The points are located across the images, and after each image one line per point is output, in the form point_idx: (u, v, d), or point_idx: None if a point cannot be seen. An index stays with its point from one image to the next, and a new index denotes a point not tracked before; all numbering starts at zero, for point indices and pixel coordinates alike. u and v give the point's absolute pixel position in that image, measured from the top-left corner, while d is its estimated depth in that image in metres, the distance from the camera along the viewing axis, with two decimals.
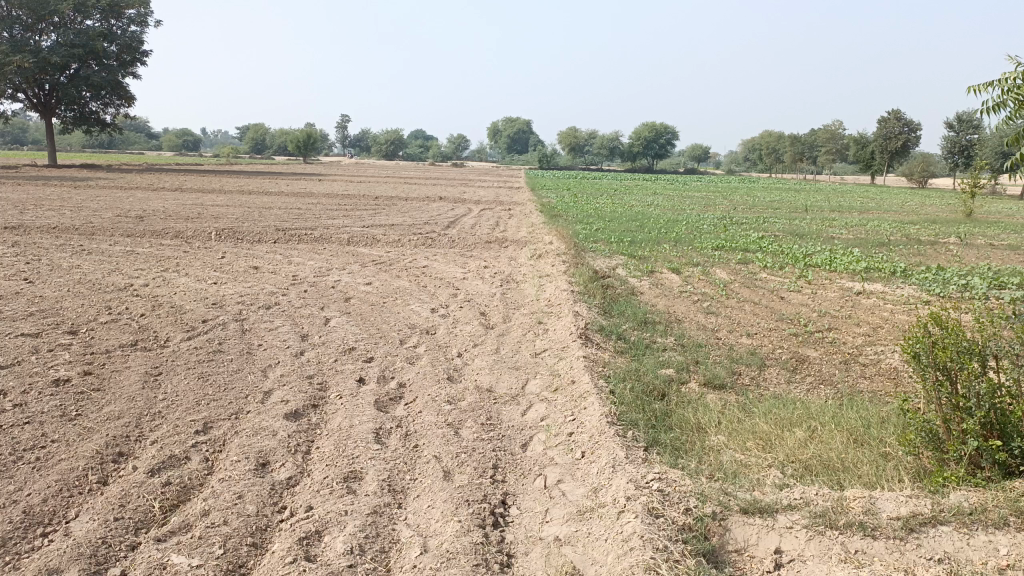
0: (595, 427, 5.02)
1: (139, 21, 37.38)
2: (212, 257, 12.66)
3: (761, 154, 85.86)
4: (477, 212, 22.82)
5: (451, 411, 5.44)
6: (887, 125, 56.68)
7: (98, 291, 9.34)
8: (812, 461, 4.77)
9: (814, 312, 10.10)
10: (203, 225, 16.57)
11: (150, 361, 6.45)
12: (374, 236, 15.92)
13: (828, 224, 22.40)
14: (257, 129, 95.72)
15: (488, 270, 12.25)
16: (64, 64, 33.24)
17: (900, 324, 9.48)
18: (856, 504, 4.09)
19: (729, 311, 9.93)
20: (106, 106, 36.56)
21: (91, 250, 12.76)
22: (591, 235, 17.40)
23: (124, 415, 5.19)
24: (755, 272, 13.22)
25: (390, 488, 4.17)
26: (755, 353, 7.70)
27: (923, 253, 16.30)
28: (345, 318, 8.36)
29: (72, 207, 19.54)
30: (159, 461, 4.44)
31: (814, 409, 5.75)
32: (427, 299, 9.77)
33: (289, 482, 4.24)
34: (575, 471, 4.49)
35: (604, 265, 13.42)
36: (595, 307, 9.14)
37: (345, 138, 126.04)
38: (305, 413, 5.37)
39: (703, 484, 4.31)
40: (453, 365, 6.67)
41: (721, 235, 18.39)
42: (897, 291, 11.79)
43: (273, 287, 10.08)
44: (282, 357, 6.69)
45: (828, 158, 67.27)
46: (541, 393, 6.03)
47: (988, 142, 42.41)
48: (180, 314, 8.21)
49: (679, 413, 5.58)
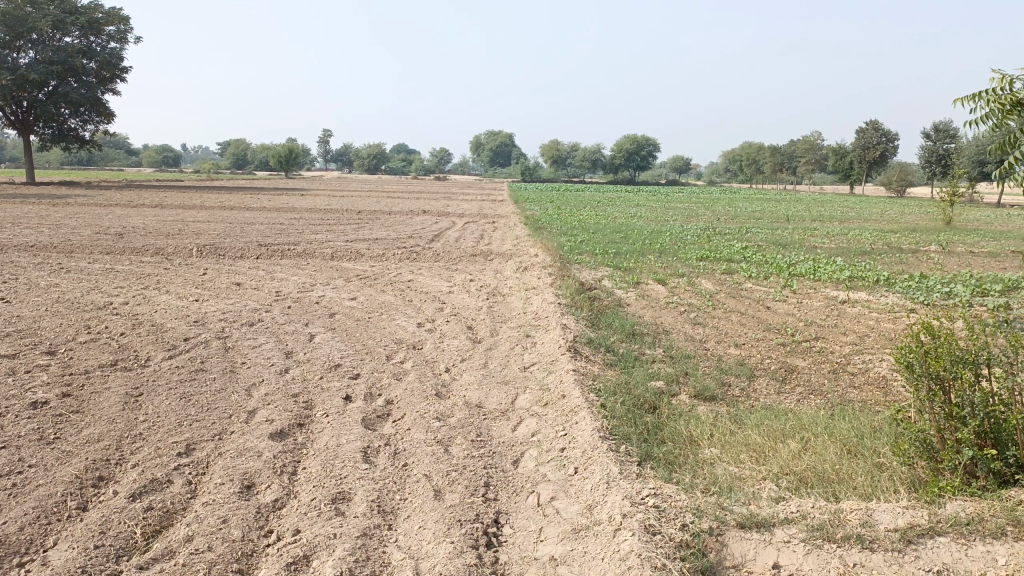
0: (588, 442, 4.95)
1: (118, 38, 37.18)
2: (193, 274, 12.50)
3: (742, 165, 86.55)
4: (461, 225, 22.77)
5: (440, 428, 5.35)
6: (865, 135, 57.33)
7: (77, 310, 9.16)
8: (806, 473, 4.72)
9: (800, 322, 10.11)
10: (184, 242, 16.38)
11: (131, 381, 6.31)
12: (358, 251, 15.81)
13: (811, 233, 22.56)
14: (238, 144, 95.40)
15: (473, 284, 12.18)
16: (42, 81, 32.96)
17: (886, 332, 9.50)
18: (853, 516, 4.04)
19: (716, 322, 9.91)
20: (85, 123, 36.24)
21: (70, 269, 12.56)
22: (575, 247, 17.38)
23: (104, 437, 5.05)
24: (740, 282, 13.25)
25: (379, 509, 4.07)
26: (744, 364, 7.67)
27: (905, 261, 16.42)
28: (330, 334, 8.25)
29: (50, 224, 19.29)
30: (141, 485, 4.32)
31: (806, 419, 5.71)
32: (413, 313, 9.68)
33: (275, 504, 4.13)
34: (568, 488, 4.42)
35: (590, 276, 13.40)
36: (582, 319, 9.09)
37: (327, 152, 125.76)
38: (291, 432, 5.26)
39: (698, 498, 4.24)
40: (441, 380, 6.59)
41: (705, 246, 18.45)
42: (881, 299, 11.83)
43: (256, 304, 9.95)
44: (266, 375, 6.58)
45: (807, 168, 67.92)
46: (531, 408, 5.95)
47: (965, 151, 42.99)
48: (162, 333, 8.07)
49: (671, 425, 5.52)
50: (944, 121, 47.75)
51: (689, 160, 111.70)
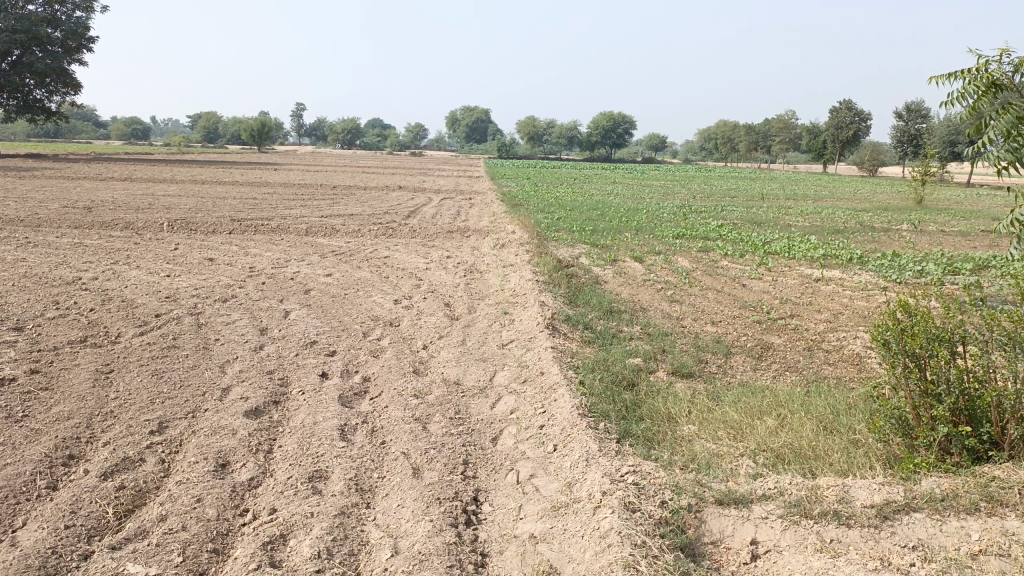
0: (567, 419, 4.93)
1: (84, 6, 36.22)
2: (164, 249, 12.27)
3: (717, 143, 86.79)
4: (437, 201, 22.59)
5: (418, 405, 5.31)
6: (839, 114, 57.62)
7: (45, 285, 8.96)
8: (783, 450, 4.75)
9: (775, 299, 10.17)
10: (155, 216, 16.08)
11: (101, 358, 6.18)
12: (333, 226, 15.61)
13: (785, 212, 22.71)
14: (210, 117, 93.83)
15: (450, 260, 12.10)
16: (5, 50, 32.03)
17: (860, 310, 9.59)
18: (830, 492, 4.06)
19: (692, 299, 9.94)
20: (51, 94, 35.33)
21: (36, 243, 12.27)
22: (552, 224, 17.32)
23: (74, 415, 4.94)
24: (716, 260, 13.29)
25: (357, 487, 4.03)
26: (721, 341, 7.70)
27: (878, 240, 16.58)
28: (305, 310, 8.15)
29: (16, 197, 18.84)
30: (112, 463, 4.23)
31: (783, 396, 5.74)
32: (390, 290, 9.59)
33: (251, 483, 4.07)
34: (547, 465, 4.40)
35: (567, 254, 13.37)
36: (560, 296, 9.06)
37: (301, 126, 124.03)
38: (266, 410, 5.18)
39: (677, 475, 4.25)
40: (419, 357, 6.53)
41: (682, 224, 18.48)
42: (855, 277, 11.94)
43: (229, 280, 9.80)
44: (240, 352, 6.47)
45: (782, 147, 68.26)
46: (509, 385, 5.92)
47: (937, 131, 43.41)
48: (133, 309, 7.91)
49: (649, 402, 5.53)
50: (917, 101, 48.15)
51: (665, 137, 111.72)
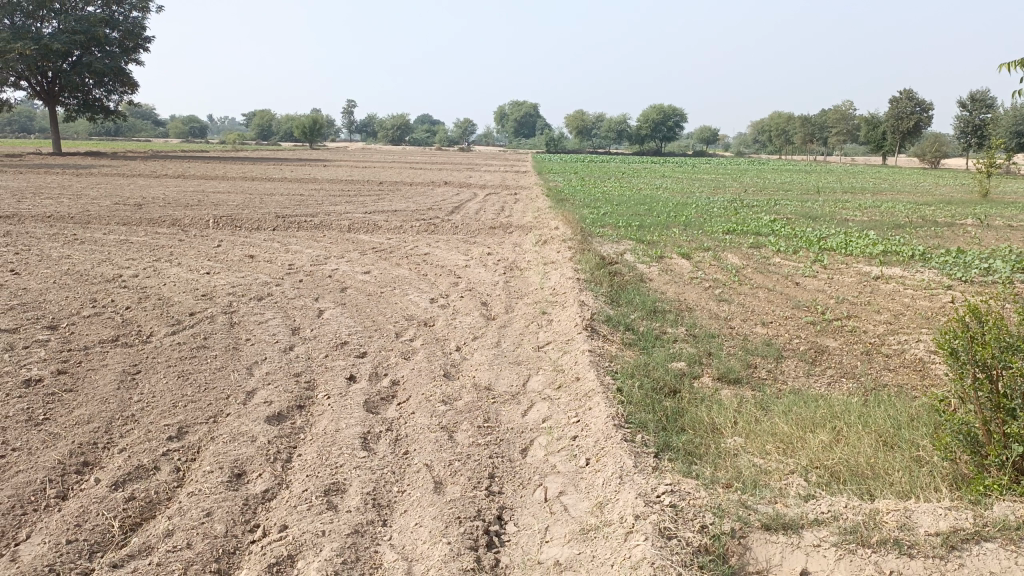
0: (601, 431, 4.62)
1: (141, 8, 36.95)
2: (207, 245, 12.29)
3: (771, 136, 84.87)
4: (482, 197, 22.36)
5: (446, 412, 5.06)
6: (898, 105, 55.56)
7: (85, 282, 8.98)
8: (838, 468, 4.37)
9: (831, 298, 9.66)
10: (201, 213, 16.17)
11: (129, 359, 6.07)
12: (375, 222, 15.50)
13: (841, 206, 21.90)
14: (263, 115, 95.49)
15: (491, 257, 11.85)
16: (66, 51, 32.83)
17: (923, 310, 9.04)
18: (890, 517, 3.69)
19: (742, 299, 9.48)
20: (109, 93, 36.11)
21: (83, 240, 12.39)
22: (598, 220, 16.94)
23: (94, 419, 4.82)
24: (769, 257, 12.77)
25: (375, 503, 3.79)
26: (772, 344, 7.27)
27: (941, 236, 15.79)
28: (339, 309, 7.97)
29: (71, 195, 19.21)
30: (125, 473, 4.07)
31: (839, 407, 5.32)
32: (427, 288, 9.38)
33: (264, 495, 3.87)
34: (578, 482, 4.11)
35: (612, 250, 13.00)
36: (602, 295, 8.72)
37: (352, 123, 125.26)
38: (289, 415, 4.99)
39: (720, 495, 3.88)
40: (451, 360, 6.29)
41: (732, 219, 17.92)
42: (916, 275, 11.33)
43: (267, 277, 9.70)
44: (269, 353, 6.31)
45: (838, 139, 66.45)
46: (543, 391, 5.63)
47: (1002, 121, 41.48)
48: (167, 307, 7.83)
49: (692, 412, 5.18)
50: (981, 91, 46.28)
51: (716, 130, 109.86)
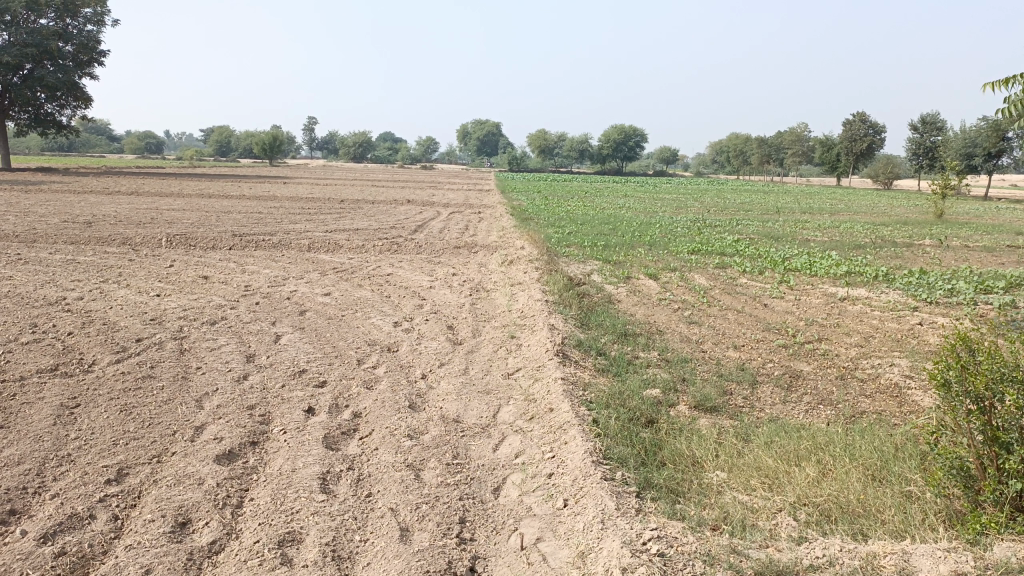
0: (579, 468, 4.35)
1: (96, 21, 36.11)
2: (159, 266, 11.78)
3: (730, 156, 86.14)
4: (445, 215, 22.07)
5: (412, 448, 4.73)
6: (852, 127, 56.81)
7: (25, 306, 8.46)
8: (828, 506, 4.15)
9: (800, 320, 9.55)
10: (154, 231, 15.62)
11: (68, 391, 5.62)
12: (336, 242, 15.10)
13: (802, 226, 22.09)
14: (221, 132, 94.28)
15: (456, 278, 11.56)
16: (16, 64, 31.89)
17: (893, 332, 8.96)
18: (888, 562, 3.46)
19: (712, 321, 9.30)
20: (62, 107, 35.13)
21: (27, 260, 11.79)
22: (563, 239, 16.78)
23: (25, 460, 4.39)
24: (735, 277, 12.68)
25: (334, 555, 3.46)
26: (746, 368, 7.07)
27: (902, 256, 15.90)
28: (298, 333, 7.59)
29: (17, 212, 18.46)
30: (55, 523, 3.66)
31: (823, 437, 5.10)
32: (391, 311, 9.03)
33: (212, 548, 3.51)
34: (556, 527, 3.82)
35: (579, 270, 12.79)
36: (571, 318, 8.47)
37: (312, 140, 124.24)
38: (241, 453, 4.62)
39: (708, 539, 3.62)
40: (416, 389, 5.96)
41: (696, 238, 17.88)
42: (882, 296, 11.32)
43: (221, 300, 9.27)
44: (221, 383, 5.92)
45: (794, 160, 67.64)
46: (515, 422, 5.34)
47: (952, 143, 42.50)
48: (113, 333, 7.38)
49: (671, 444, 4.92)
50: (931, 114, 47.62)
51: (676, 151, 111.27)
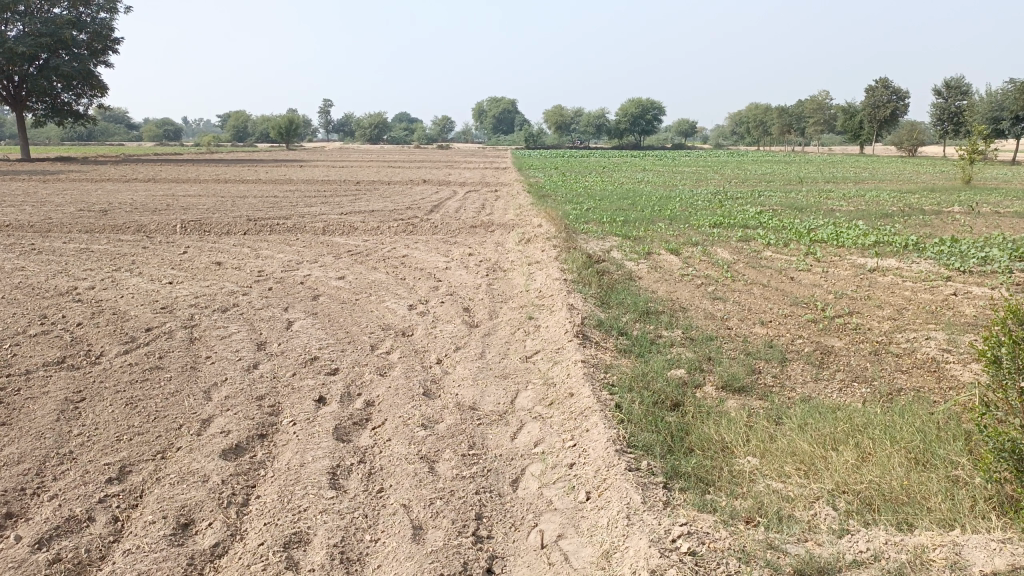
0: (602, 458, 4.11)
1: (109, 8, 35.93)
2: (172, 253, 11.62)
3: (750, 125, 84.75)
4: (462, 195, 21.78)
5: (426, 438, 4.51)
6: (875, 93, 55.62)
7: (35, 297, 8.33)
8: (869, 493, 3.88)
9: (829, 293, 9.20)
10: (169, 218, 15.49)
11: (74, 384, 5.46)
12: (351, 224, 14.89)
13: (826, 195, 21.60)
14: (238, 116, 94.38)
15: (472, 258, 11.31)
16: (32, 54, 31.81)
17: (927, 304, 8.59)
18: (938, 555, 3.18)
19: (737, 296, 8.98)
20: (79, 97, 35.12)
21: (40, 250, 11.70)
22: (581, 216, 16.45)
23: (26, 459, 4.23)
24: (759, 250, 12.32)
25: (341, 557, 3.26)
26: (774, 345, 6.77)
27: (931, 224, 15.41)
28: (310, 320, 7.39)
29: (34, 202, 18.41)
30: (52, 527, 3.49)
31: (860, 418, 4.81)
32: (406, 293, 8.81)
33: (214, 551, 3.33)
34: (578, 523, 3.61)
35: (598, 247, 12.48)
36: (591, 297, 8.19)
37: (329, 123, 124.07)
38: (248, 447, 4.43)
39: (743, 534, 3.38)
40: (431, 375, 5.73)
41: (718, 211, 17.46)
42: (913, 266, 10.91)
43: (234, 286, 9.09)
44: (230, 373, 5.73)
45: (816, 128, 66.43)
46: (534, 409, 5.11)
47: (978, 107, 41.34)
48: (122, 322, 7.21)
49: (698, 428, 4.66)
50: (956, 78, 46.39)
51: (694, 123, 109.97)
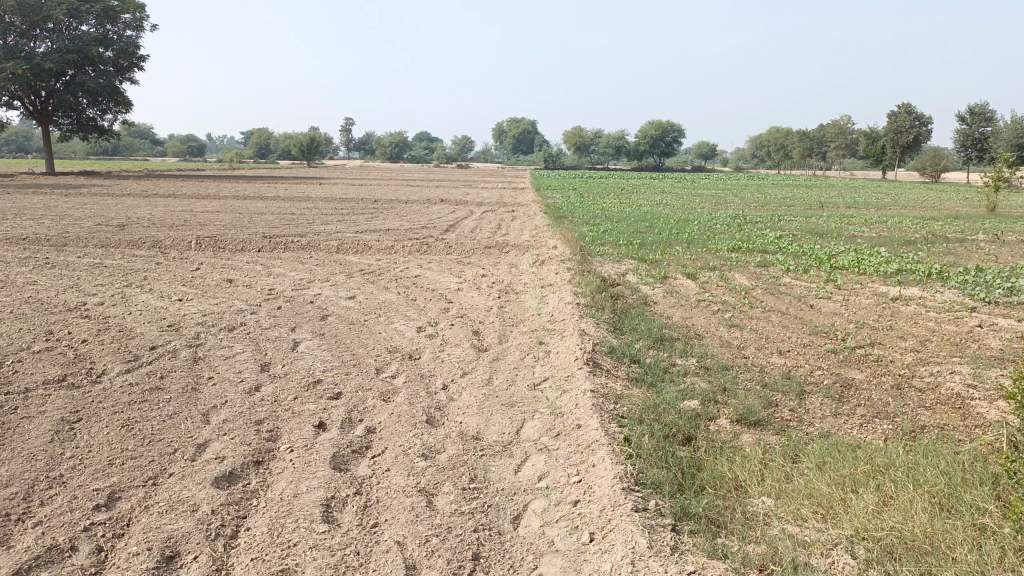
0: (608, 497, 3.94)
1: (135, 26, 36.45)
2: (184, 269, 11.58)
3: (770, 150, 84.32)
4: (478, 215, 21.72)
5: (427, 470, 4.35)
6: (898, 118, 55.17)
7: (43, 312, 8.28)
8: (890, 541, 3.64)
9: (849, 323, 8.96)
10: (185, 234, 15.51)
11: (72, 404, 5.35)
12: (366, 242, 14.81)
13: (847, 221, 21.31)
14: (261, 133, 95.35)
15: (485, 280, 11.17)
16: (59, 70, 32.28)
17: (950, 336, 8.32)
18: None
19: (754, 324, 8.76)
20: (104, 112, 35.57)
21: (54, 264, 11.71)
22: (598, 238, 16.28)
23: (14, 482, 4.11)
24: (778, 277, 12.08)
25: None
26: (792, 377, 6.55)
27: (955, 252, 15.10)
28: (316, 341, 7.26)
29: (54, 215, 18.56)
30: (32, 557, 3.35)
31: (881, 457, 4.58)
32: (415, 315, 8.67)
33: None
34: (580, 566, 3.43)
35: (613, 270, 12.31)
36: (603, 322, 8.01)
37: (350, 141, 125.26)
38: (242, 475, 4.28)
39: None
40: (435, 402, 5.57)
41: (736, 235, 17.23)
42: (937, 296, 10.63)
43: (243, 304, 9.01)
44: (231, 396, 5.60)
45: (838, 153, 66.01)
46: (539, 440, 4.94)
47: (1003, 134, 40.89)
48: (127, 340, 7.13)
49: (711, 465, 4.46)
50: (980, 104, 45.91)
51: (714, 146, 109.88)
